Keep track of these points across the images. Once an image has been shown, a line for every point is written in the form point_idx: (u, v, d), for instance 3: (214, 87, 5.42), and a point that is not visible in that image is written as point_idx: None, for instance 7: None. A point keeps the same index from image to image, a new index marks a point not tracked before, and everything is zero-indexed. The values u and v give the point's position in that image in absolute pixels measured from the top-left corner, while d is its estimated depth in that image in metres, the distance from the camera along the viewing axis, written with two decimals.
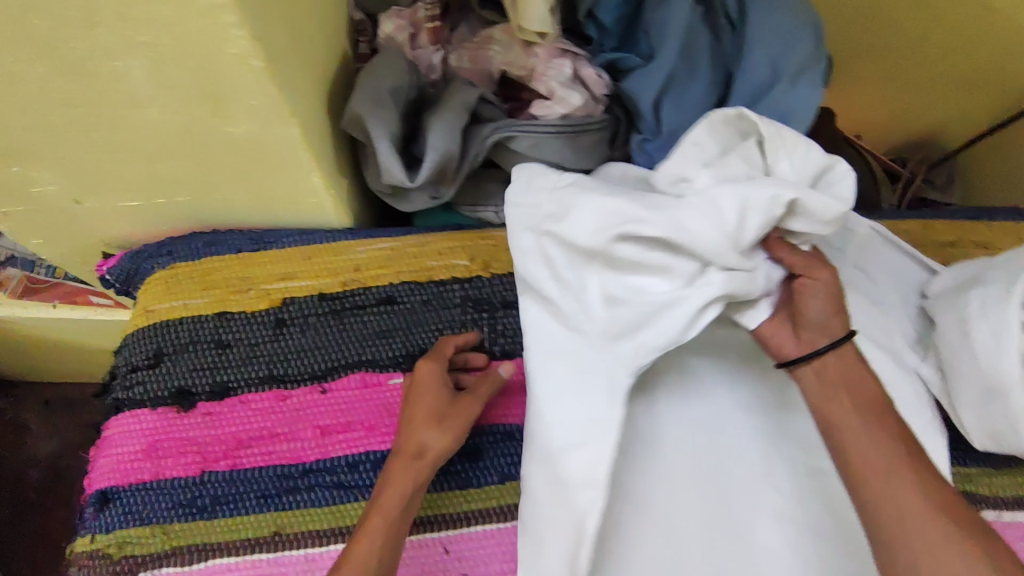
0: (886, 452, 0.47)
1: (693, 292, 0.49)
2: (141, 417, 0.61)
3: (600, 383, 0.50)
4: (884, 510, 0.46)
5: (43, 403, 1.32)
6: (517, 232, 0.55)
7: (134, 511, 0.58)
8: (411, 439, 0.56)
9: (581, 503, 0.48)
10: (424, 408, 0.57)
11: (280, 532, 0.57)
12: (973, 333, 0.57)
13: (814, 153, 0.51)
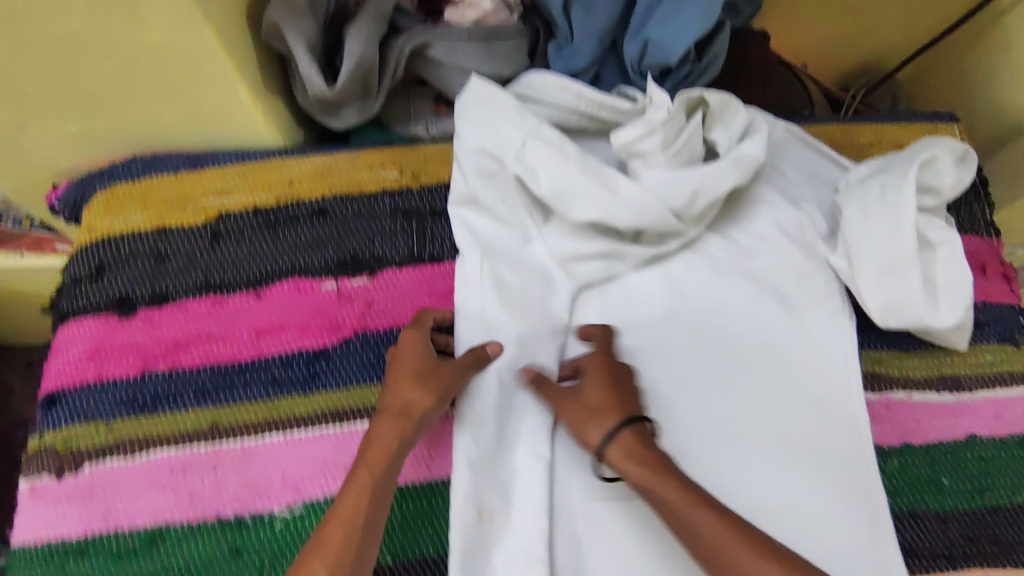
0: (721, 534, 0.49)
1: (620, 201, 0.59)
2: (84, 324, 0.64)
3: (538, 280, 0.64)
4: (704, 532, 0.49)
5: (26, 364, 1.35)
6: (468, 154, 0.63)
7: (80, 410, 0.61)
8: (391, 401, 0.56)
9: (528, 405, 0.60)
10: (404, 376, 0.57)
11: (218, 424, 0.60)
12: (874, 217, 0.59)
13: (741, 118, 0.63)
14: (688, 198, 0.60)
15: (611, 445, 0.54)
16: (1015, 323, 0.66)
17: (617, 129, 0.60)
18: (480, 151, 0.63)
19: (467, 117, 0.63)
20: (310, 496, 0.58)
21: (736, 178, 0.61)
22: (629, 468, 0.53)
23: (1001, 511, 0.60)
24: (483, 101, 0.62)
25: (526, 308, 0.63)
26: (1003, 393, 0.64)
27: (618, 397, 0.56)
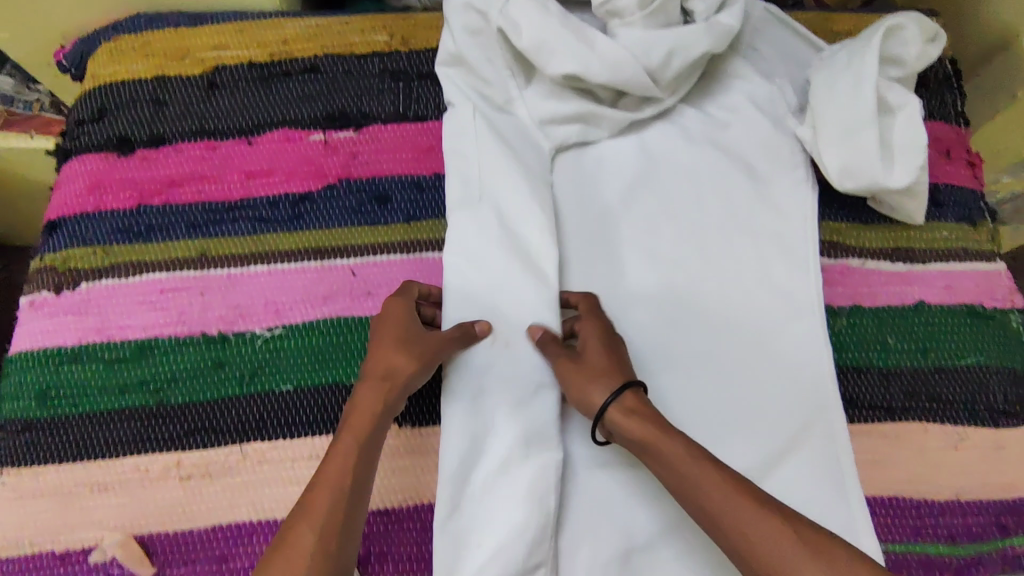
0: (723, 490, 0.48)
1: (597, 56, 0.62)
2: (86, 161, 0.67)
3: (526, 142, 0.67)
4: (707, 493, 0.49)
5: None
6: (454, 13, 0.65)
7: (78, 235, 0.65)
8: (377, 365, 0.56)
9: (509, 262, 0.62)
10: (388, 344, 0.57)
11: (206, 253, 0.64)
12: (838, 83, 0.62)
13: None
14: (663, 58, 0.63)
15: (611, 405, 0.54)
16: (974, 205, 0.69)
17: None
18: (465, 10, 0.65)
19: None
20: (289, 320, 0.62)
21: (707, 42, 0.65)
22: (623, 423, 0.53)
23: (945, 373, 0.62)
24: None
25: (518, 158, 0.65)
26: (954, 267, 0.66)
27: (616, 362, 0.56)
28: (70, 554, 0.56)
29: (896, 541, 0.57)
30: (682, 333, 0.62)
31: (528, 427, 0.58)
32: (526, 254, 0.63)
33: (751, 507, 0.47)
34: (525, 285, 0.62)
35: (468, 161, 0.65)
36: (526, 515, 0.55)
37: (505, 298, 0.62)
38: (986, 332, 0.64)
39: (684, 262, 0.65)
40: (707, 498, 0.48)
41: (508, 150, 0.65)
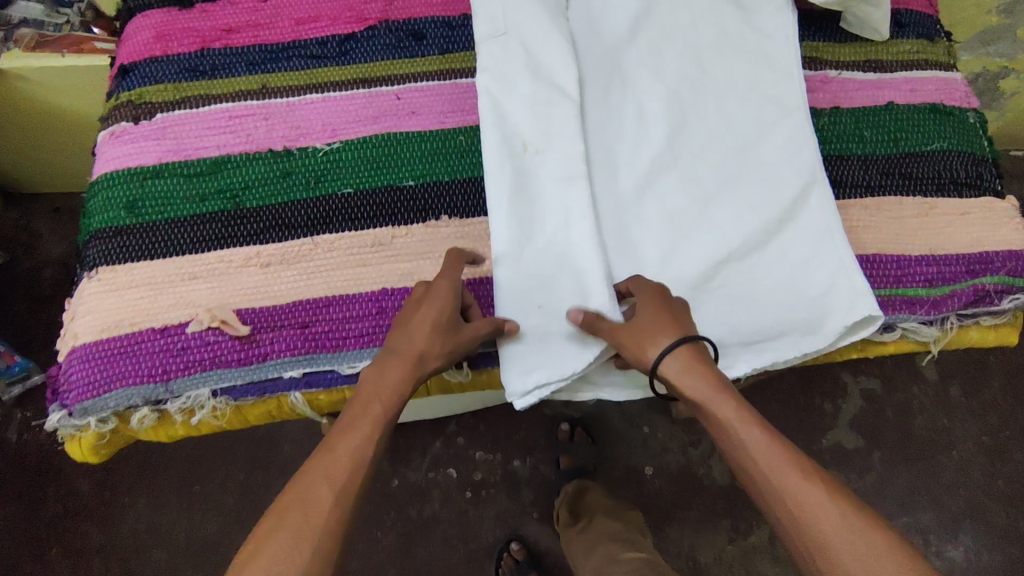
0: (775, 460, 0.52)
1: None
2: (150, 15, 0.75)
3: None
4: (757, 452, 0.52)
5: (52, 210, 1.51)
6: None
7: (149, 75, 0.72)
8: (410, 336, 0.58)
9: (535, 86, 0.70)
10: (421, 325, 0.58)
11: (266, 86, 0.72)
12: None
13: None
14: None
15: (668, 359, 0.56)
16: (932, 27, 0.79)
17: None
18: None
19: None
20: (344, 137, 0.70)
21: None
22: (679, 373, 0.56)
23: (914, 156, 0.72)
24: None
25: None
26: (918, 74, 0.76)
27: (671, 319, 0.58)
28: (168, 328, 0.62)
29: (883, 286, 0.66)
30: (687, 137, 0.71)
31: (563, 241, 0.66)
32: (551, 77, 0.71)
33: (807, 491, 0.50)
34: (553, 98, 0.70)
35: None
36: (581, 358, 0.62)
37: (534, 113, 0.69)
38: (947, 124, 0.74)
39: (689, 78, 0.74)
40: (748, 459, 0.53)
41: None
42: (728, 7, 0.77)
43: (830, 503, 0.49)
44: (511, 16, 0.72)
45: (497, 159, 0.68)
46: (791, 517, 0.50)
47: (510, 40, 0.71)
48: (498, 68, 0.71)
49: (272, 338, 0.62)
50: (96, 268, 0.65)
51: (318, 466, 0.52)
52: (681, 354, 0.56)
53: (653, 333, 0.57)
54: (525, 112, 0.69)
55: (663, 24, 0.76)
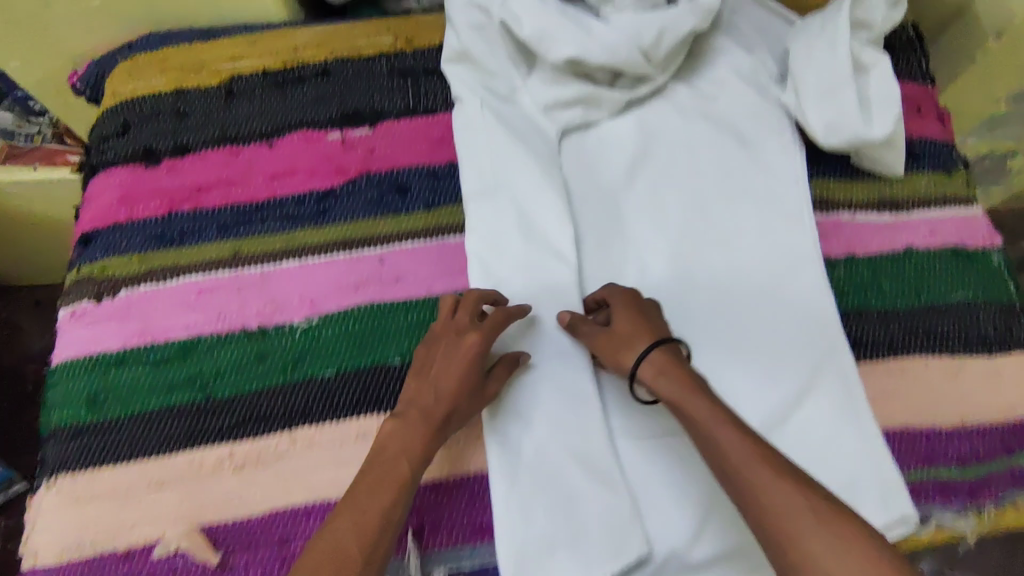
0: (744, 453, 0.50)
1: (594, 41, 0.66)
2: (113, 174, 0.70)
3: (532, 130, 0.70)
4: (759, 490, 0.48)
5: (33, 302, 1.43)
6: (458, 10, 0.69)
7: (113, 245, 0.67)
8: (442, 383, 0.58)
9: (528, 249, 0.67)
10: (450, 375, 0.58)
11: (240, 253, 0.67)
12: (816, 49, 0.67)
13: None
14: (656, 37, 0.67)
15: (645, 362, 0.57)
16: (949, 156, 0.74)
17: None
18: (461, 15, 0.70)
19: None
20: (324, 311, 0.65)
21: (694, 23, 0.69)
22: (663, 385, 0.56)
23: (940, 310, 0.67)
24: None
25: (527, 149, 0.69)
26: (937, 213, 0.71)
27: (647, 325, 0.59)
28: (133, 550, 0.57)
29: (912, 468, 0.62)
30: (695, 296, 0.66)
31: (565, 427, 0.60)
32: (542, 239, 0.67)
33: (786, 481, 0.48)
34: (546, 264, 0.66)
35: (479, 147, 0.69)
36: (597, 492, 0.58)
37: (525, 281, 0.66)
38: (971, 271, 0.69)
39: (692, 229, 0.69)
40: (750, 490, 0.48)
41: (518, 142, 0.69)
42: (735, 144, 0.71)
43: (791, 484, 0.48)
44: (499, 173, 0.69)
45: (490, 340, 0.63)
46: (752, 494, 0.48)
47: (500, 198, 0.68)
48: (490, 228, 0.67)
49: (247, 561, 0.57)
50: (55, 474, 0.60)
51: (342, 525, 0.50)
52: (656, 358, 0.57)
53: (624, 348, 0.59)
54: (519, 276, 0.66)
55: (662, 166, 0.71)
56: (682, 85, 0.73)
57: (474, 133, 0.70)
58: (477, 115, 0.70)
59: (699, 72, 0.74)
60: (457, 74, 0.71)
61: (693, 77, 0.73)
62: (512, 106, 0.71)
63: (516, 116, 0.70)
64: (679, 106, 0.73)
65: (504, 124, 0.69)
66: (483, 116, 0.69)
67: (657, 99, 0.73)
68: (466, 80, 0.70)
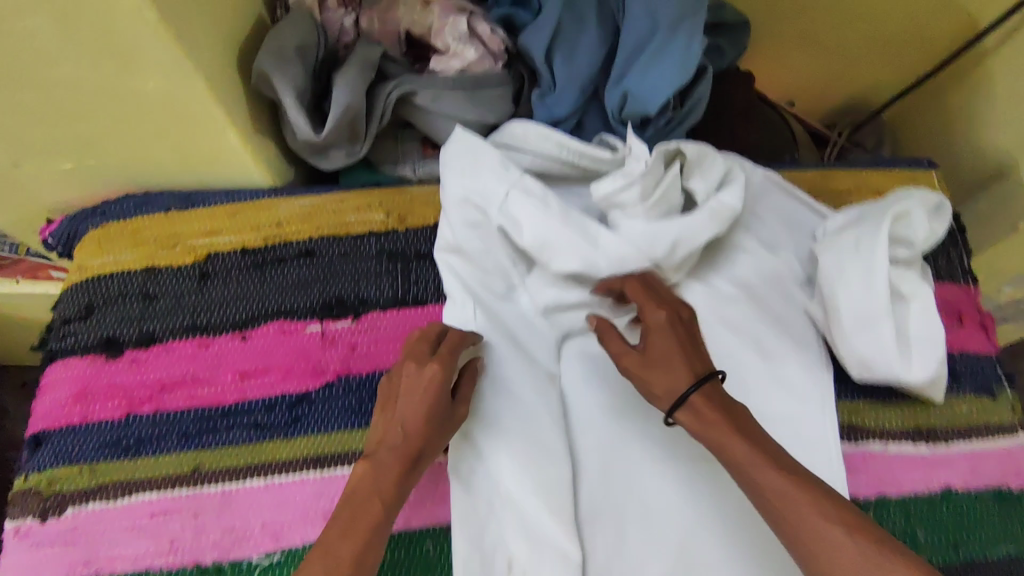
0: (797, 494, 0.48)
1: (601, 255, 0.61)
2: (72, 365, 0.65)
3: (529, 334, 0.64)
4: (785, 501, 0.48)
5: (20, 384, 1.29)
6: (453, 205, 0.63)
7: (64, 451, 0.62)
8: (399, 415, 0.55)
9: (520, 485, 0.58)
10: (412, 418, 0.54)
11: (199, 468, 0.61)
12: (849, 268, 0.60)
13: (715, 165, 0.65)
14: (672, 249, 0.61)
15: (693, 394, 0.53)
16: (991, 374, 0.67)
17: (596, 182, 0.62)
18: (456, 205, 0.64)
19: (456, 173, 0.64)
20: (287, 544, 0.58)
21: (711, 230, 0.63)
22: (708, 420, 0.52)
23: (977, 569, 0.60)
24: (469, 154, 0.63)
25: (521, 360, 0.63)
26: (978, 445, 0.64)
27: (690, 343, 0.55)
28: None
29: None
30: (706, 543, 0.59)
31: None
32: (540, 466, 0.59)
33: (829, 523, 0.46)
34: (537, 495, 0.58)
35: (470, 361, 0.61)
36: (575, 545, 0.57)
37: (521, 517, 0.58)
38: (1014, 517, 0.62)
39: (704, 460, 0.61)
40: (793, 528, 0.47)
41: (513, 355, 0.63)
42: (758, 356, 0.64)
43: (857, 539, 0.46)
44: (493, 390, 0.61)
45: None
46: (815, 563, 0.46)
47: (493, 421, 0.60)
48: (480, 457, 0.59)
49: None
50: None
51: (314, 574, 0.47)
52: (707, 392, 0.53)
53: (662, 378, 0.54)
54: (509, 520, 0.58)
55: None
56: (699, 286, 0.66)
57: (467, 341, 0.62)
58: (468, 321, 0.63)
59: (719, 270, 0.67)
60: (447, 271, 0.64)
61: (711, 275, 0.67)
62: (506, 308, 0.65)
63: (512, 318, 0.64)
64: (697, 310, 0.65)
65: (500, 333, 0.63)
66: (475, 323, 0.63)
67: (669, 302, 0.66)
68: (458, 279, 0.64)
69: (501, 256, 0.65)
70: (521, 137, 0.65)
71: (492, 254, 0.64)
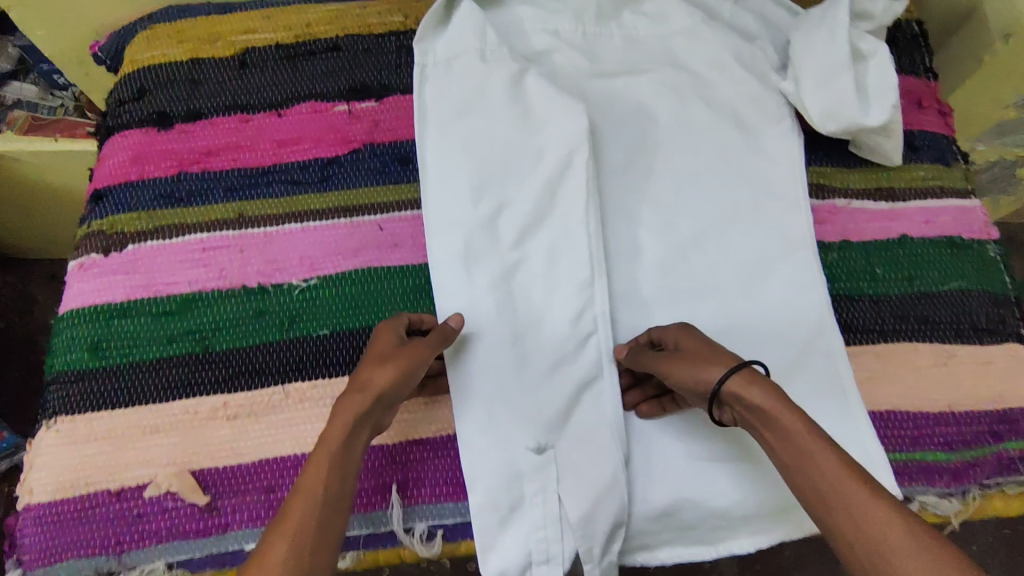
0: (838, 470, 0.48)
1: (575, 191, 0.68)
2: (128, 135, 0.72)
3: (509, 121, 0.70)
4: (823, 466, 0.48)
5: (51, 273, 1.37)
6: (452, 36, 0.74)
7: (123, 201, 0.69)
8: (373, 380, 0.53)
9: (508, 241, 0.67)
10: (396, 377, 0.54)
11: (243, 215, 0.69)
12: (816, 36, 0.68)
13: None
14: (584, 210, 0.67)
15: (729, 381, 0.53)
16: (946, 149, 0.75)
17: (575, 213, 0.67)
18: (435, 49, 0.74)
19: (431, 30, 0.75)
20: (322, 272, 0.67)
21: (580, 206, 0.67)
22: (746, 396, 0.52)
23: (932, 298, 0.68)
24: None
25: (501, 151, 0.70)
26: (932, 203, 0.72)
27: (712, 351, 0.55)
28: (123, 491, 0.59)
29: (926, 447, 0.62)
30: (685, 265, 0.68)
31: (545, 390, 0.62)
32: (535, 300, 0.65)
33: (876, 501, 0.46)
34: (532, 306, 0.65)
35: (459, 139, 0.70)
36: (534, 193, 0.68)
37: (539, 320, 0.64)
38: (965, 261, 0.70)
39: (687, 214, 0.70)
40: (816, 475, 0.48)
41: (500, 166, 0.69)
42: (732, 130, 0.73)
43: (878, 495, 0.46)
44: (474, 165, 0.69)
45: (486, 340, 0.63)
46: (860, 534, 0.46)
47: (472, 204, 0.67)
48: (447, 204, 0.68)
49: (234, 505, 0.59)
50: (56, 416, 0.62)
51: None
52: (746, 380, 0.52)
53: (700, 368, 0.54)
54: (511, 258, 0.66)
55: (655, 152, 0.72)
56: (679, 73, 0.75)
57: (457, 117, 0.71)
58: (451, 106, 0.71)
59: (695, 54, 0.76)
60: (432, 89, 0.72)
61: (682, 60, 0.76)
62: (492, 110, 0.71)
63: (510, 115, 0.71)
64: (678, 97, 0.74)
65: (514, 115, 0.71)
66: (459, 116, 0.71)
67: (636, 74, 0.75)
68: (445, 83, 0.72)
69: (492, 60, 0.73)
70: None
71: (473, 60, 0.73)
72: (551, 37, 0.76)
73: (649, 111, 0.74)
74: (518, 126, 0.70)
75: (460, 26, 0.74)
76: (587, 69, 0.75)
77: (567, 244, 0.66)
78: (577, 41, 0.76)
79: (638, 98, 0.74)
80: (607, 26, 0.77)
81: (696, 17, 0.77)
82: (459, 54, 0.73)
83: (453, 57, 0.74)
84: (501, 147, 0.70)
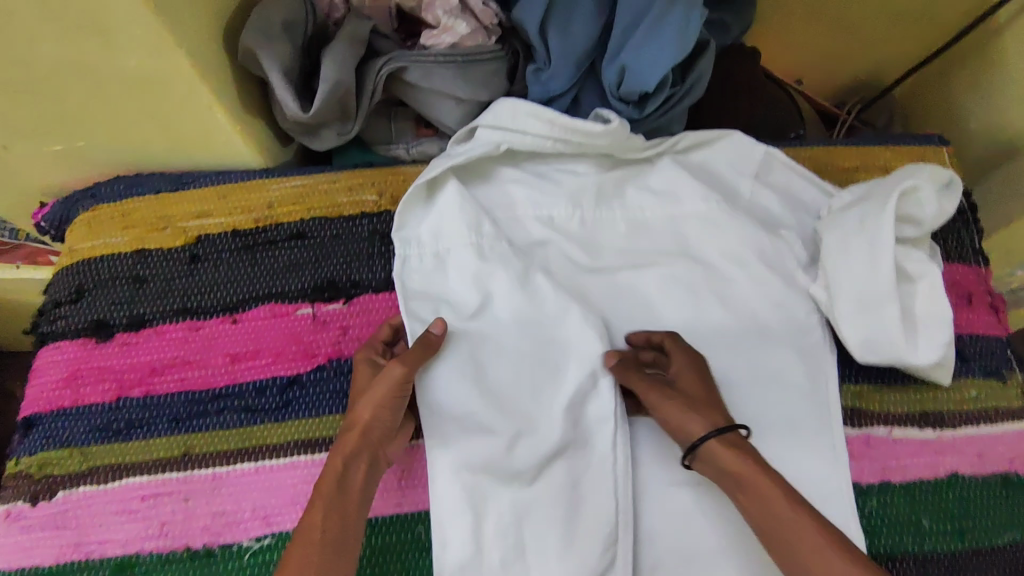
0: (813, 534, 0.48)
1: (594, 421, 0.59)
2: (64, 348, 0.64)
3: (515, 332, 0.61)
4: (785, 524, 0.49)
5: None
6: (438, 221, 0.64)
7: (55, 434, 0.61)
8: (357, 416, 0.54)
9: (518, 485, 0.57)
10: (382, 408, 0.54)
11: (189, 452, 0.60)
12: (854, 248, 0.58)
13: (717, 143, 0.68)
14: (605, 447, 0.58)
15: (713, 440, 0.53)
16: (1001, 357, 0.65)
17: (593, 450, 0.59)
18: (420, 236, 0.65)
19: (412, 212, 0.65)
20: (277, 527, 0.58)
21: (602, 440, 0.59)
22: (725, 461, 0.52)
23: (984, 554, 0.59)
24: (466, 157, 0.63)
25: (505, 373, 0.59)
26: (984, 429, 0.62)
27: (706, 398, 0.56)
28: None
29: None
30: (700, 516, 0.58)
31: None
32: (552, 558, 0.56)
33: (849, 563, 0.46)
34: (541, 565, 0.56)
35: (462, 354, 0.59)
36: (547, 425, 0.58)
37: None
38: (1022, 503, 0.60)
39: None
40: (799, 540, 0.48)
41: (505, 387, 0.59)
42: (755, 341, 0.63)
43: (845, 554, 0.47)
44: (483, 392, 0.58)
45: None
46: None
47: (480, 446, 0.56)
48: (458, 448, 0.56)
49: None
50: None
51: None
52: (731, 443, 0.53)
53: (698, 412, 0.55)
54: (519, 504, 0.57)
55: None
56: (692, 268, 0.65)
57: (454, 327, 0.60)
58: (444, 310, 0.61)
59: (711, 243, 0.66)
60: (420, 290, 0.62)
61: (696, 249, 0.66)
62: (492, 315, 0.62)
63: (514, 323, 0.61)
64: (691, 299, 0.64)
65: (520, 325, 0.61)
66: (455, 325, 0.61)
67: (642, 269, 0.65)
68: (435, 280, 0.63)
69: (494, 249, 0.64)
70: (501, 116, 0.63)
71: (469, 250, 0.63)
72: (545, 226, 0.66)
73: (659, 317, 0.64)
74: (524, 337, 0.61)
75: (451, 208, 0.64)
76: (586, 263, 0.65)
77: (586, 480, 0.58)
78: (574, 230, 0.66)
79: (645, 300, 0.65)
80: (610, 209, 0.67)
81: (712, 201, 0.66)
82: (451, 243, 0.64)
83: (445, 247, 0.64)
84: (508, 367, 0.60)
